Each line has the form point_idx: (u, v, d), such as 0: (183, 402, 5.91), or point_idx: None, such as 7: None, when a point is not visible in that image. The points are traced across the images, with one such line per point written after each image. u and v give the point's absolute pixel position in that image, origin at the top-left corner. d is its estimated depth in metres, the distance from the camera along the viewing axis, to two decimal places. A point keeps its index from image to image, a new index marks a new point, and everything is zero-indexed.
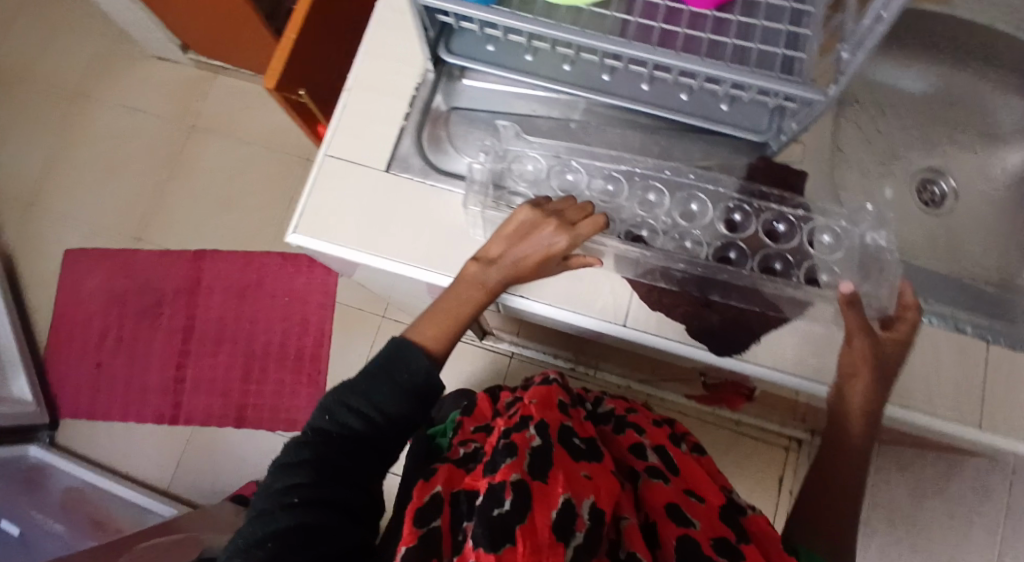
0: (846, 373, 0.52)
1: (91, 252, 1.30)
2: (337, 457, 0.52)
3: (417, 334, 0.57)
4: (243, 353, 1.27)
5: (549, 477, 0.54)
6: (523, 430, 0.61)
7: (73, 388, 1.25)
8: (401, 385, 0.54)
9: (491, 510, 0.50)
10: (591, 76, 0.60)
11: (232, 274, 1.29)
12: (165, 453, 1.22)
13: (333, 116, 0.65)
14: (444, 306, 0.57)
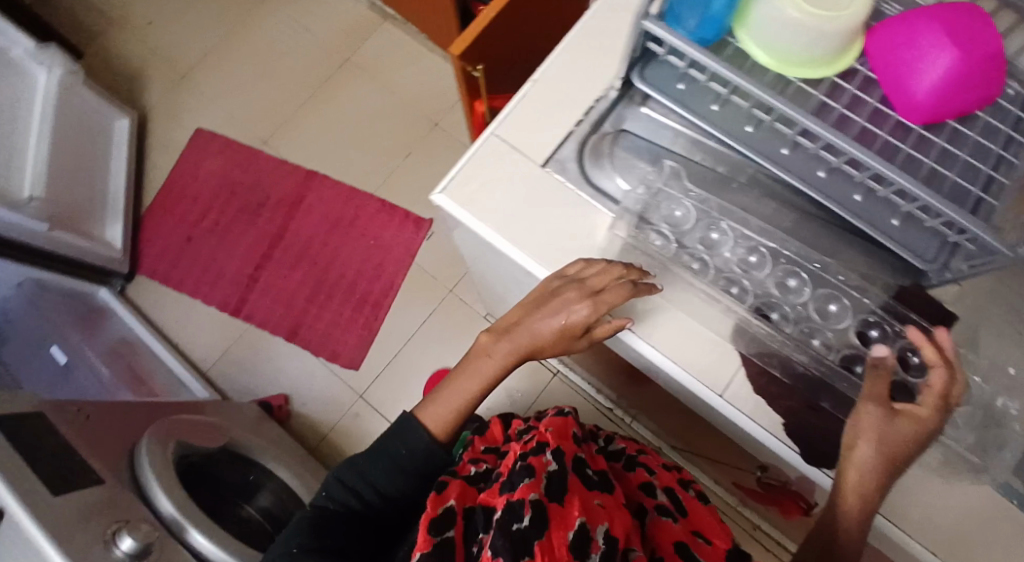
0: (867, 446, 0.51)
1: (219, 137, 1.37)
2: (340, 523, 0.60)
3: (424, 415, 0.65)
4: (316, 276, 1.31)
5: (566, 499, 0.58)
6: (540, 455, 0.63)
7: (157, 251, 1.30)
8: (397, 463, 0.63)
9: (512, 525, 0.53)
10: (773, 146, 0.59)
11: (334, 202, 1.34)
12: (217, 341, 1.27)
13: (512, 98, 0.65)
14: (451, 389, 0.65)
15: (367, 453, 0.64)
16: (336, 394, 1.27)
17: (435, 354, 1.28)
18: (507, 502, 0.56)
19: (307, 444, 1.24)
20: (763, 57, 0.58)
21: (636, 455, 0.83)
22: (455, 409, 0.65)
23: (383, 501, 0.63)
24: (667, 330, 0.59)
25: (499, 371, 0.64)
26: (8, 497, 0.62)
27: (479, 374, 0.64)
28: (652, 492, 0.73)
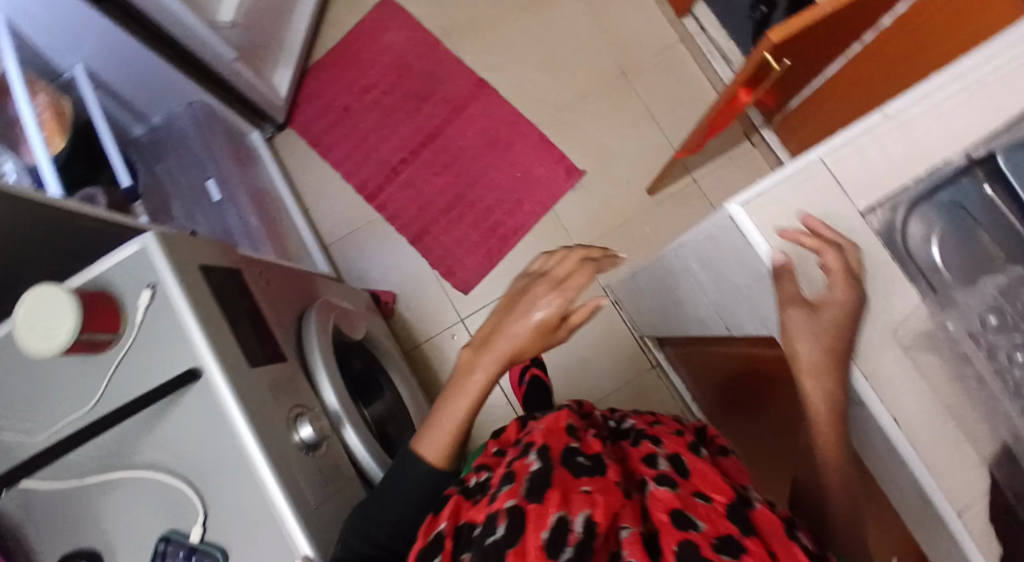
0: (812, 346, 0.55)
1: (405, 12, 1.28)
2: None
3: (422, 446, 0.64)
4: (457, 190, 1.27)
5: (544, 498, 0.53)
6: (525, 457, 0.61)
7: (312, 109, 1.25)
8: (401, 495, 0.63)
9: (486, 541, 0.51)
10: None
11: (498, 121, 1.28)
12: (345, 220, 1.25)
13: (852, 126, 0.60)
14: (438, 420, 0.63)
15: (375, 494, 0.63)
16: (440, 310, 1.27)
17: None
18: (487, 514, 0.54)
19: (401, 345, 1.27)
20: None
21: (648, 428, 0.72)
22: (454, 429, 0.63)
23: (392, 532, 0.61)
24: (926, 420, 0.55)
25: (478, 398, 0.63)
26: (220, 358, 0.61)
27: (469, 395, 0.63)
28: (653, 462, 0.62)
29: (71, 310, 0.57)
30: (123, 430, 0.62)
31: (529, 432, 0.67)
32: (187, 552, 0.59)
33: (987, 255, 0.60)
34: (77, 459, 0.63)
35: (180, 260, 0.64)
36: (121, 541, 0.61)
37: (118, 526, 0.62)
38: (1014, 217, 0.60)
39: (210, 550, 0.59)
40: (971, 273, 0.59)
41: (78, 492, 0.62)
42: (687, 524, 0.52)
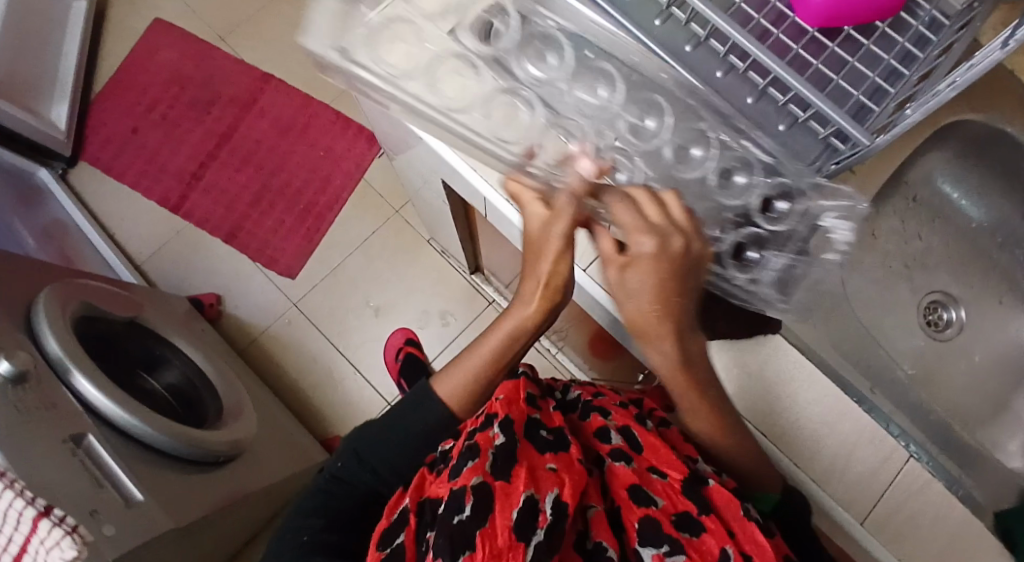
0: (636, 273, 0.51)
1: (177, 30, 1.39)
2: (349, 505, 0.61)
3: (446, 393, 0.63)
4: (261, 181, 1.33)
5: (511, 477, 0.51)
6: (487, 429, 0.55)
7: (102, 140, 1.34)
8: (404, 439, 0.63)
9: (450, 524, 0.47)
10: (670, 40, 0.52)
11: (286, 110, 1.35)
12: (155, 234, 1.30)
13: None
14: (460, 365, 0.63)
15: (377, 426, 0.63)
16: (270, 300, 1.29)
17: (372, 269, 1.30)
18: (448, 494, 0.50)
19: (236, 345, 1.27)
20: None
21: (592, 398, 0.64)
22: (467, 373, 0.62)
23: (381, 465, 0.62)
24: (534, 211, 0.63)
25: (499, 347, 0.62)
26: None
27: (502, 340, 0.61)
28: (606, 435, 0.58)
29: None
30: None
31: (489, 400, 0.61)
32: None
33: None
34: None
35: None
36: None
37: None
38: None
39: None
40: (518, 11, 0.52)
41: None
42: (649, 500, 0.52)
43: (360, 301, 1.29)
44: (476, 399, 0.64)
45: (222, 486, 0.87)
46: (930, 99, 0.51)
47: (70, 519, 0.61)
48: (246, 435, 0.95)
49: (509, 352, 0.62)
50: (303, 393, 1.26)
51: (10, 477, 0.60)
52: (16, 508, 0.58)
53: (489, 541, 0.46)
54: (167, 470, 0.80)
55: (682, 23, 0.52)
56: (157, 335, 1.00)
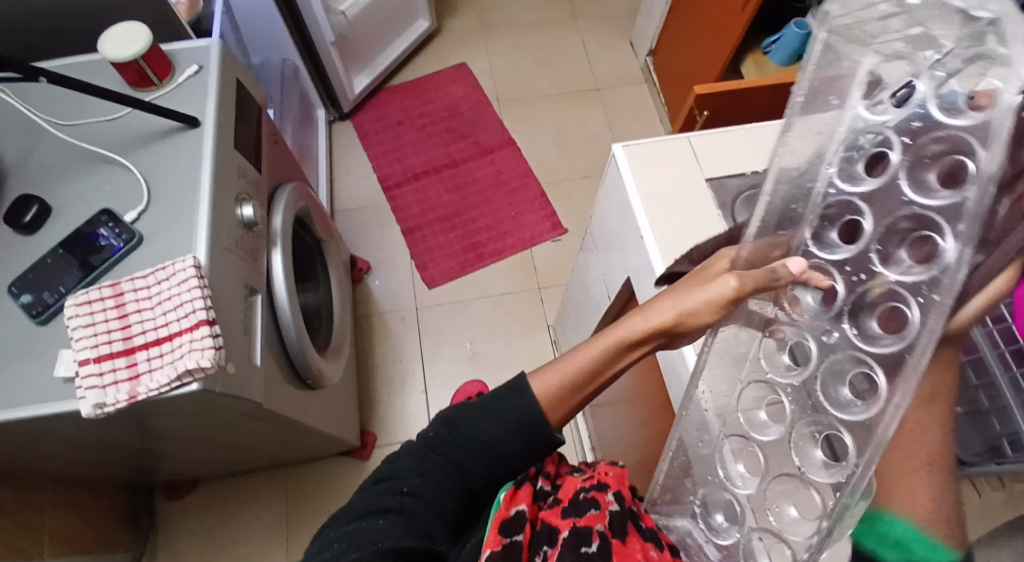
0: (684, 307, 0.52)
1: (473, 77, 1.68)
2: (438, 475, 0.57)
3: (542, 383, 0.59)
4: (458, 207, 1.50)
5: (628, 541, 0.51)
6: (603, 491, 0.56)
7: (374, 115, 1.61)
8: (508, 421, 0.58)
9: (577, 553, 0.49)
10: None
11: (511, 171, 1.55)
12: (359, 197, 1.51)
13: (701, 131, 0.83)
14: (567, 364, 0.59)
15: (481, 403, 0.60)
16: (402, 295, 1.42)
17: (490, 321, 1.40)
18: (570, 526, 0.52)
19: (355, 310, 1.41)
20: None
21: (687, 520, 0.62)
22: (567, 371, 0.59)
23: (479, 449, 0.58)
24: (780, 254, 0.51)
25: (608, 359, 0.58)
26: (215, 118, 0.82)
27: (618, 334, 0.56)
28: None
29: (143, 44, 0.81)
30: (120, 137, 0.82)
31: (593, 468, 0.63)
32: (112, 223, 0.75)
33: None
34: (72, 146, 0.82)
35: (223, 59, 0.88)
36: (66, 207, 0.78)
37: (70, 198, 0.78)
38: None
39: (129, 230, 0.74)
40: None
41: (61, 166, 0.81)
42: None
43: (467, 341, 1.39)
44: (566, 404, 0.60)
45: (296, 401, 0.95)
46: None
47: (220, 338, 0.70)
48: (330, 375, 1.05)
49: (605, 370, 0.58)
50: (374, 381, 1.35)
51: (204, 277, 0.71)
52: (195, 305, 0.69)
53: None
54: (278, 358, 0.89)
55: None
56: (323, 261, 1.16)
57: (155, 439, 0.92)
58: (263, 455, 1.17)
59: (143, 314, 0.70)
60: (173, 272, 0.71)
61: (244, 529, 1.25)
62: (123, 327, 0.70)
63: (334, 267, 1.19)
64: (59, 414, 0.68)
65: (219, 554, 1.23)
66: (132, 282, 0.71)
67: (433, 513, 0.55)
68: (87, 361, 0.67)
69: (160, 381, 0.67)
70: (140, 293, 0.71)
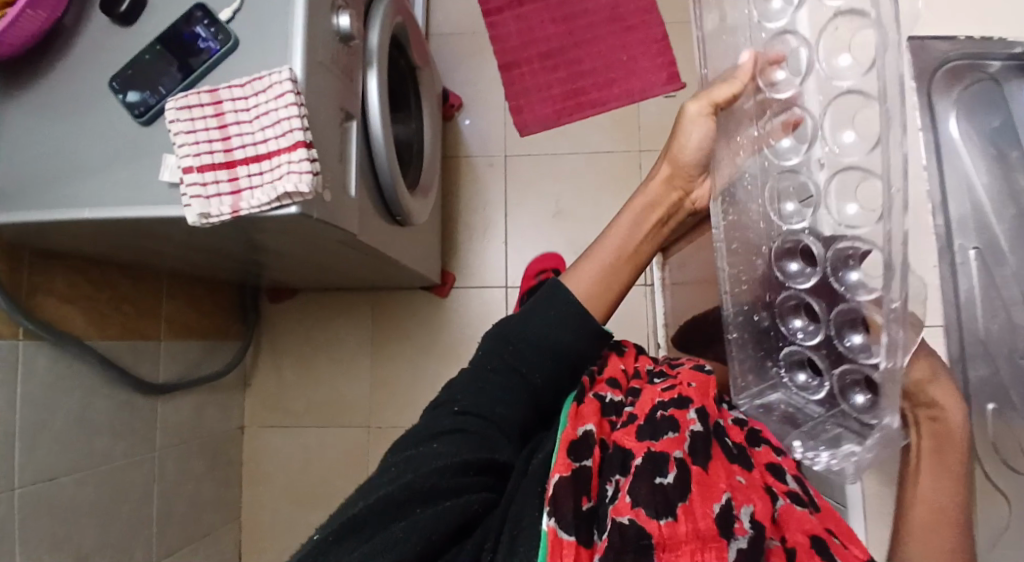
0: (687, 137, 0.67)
1: None
2: (505, 388, 0.65)
3: (575, 282, 0.71)
4: (563, 41, 1.35)
5: (710, 469, 0.57)
6: (684, 409, 0.63)
7: None
8: (551, 314, 0.68)
9: (654, 481, 0.55)
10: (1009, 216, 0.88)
11: (628, 5, 1.36)
12: (457, 20, 1.38)
13: None
14: (601, 246, 0.73)
15: (526, 311, 0.69)
16: (492, 137, 1.35)
17: (580, 176, 1.33)
18: (648, 452, 0.58)
19: (444, 148, 1.36)
20: None
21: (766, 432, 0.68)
22: (599, 267, 0.71)
23: (538, 354, 0.66)
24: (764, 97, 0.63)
25: (630, 237, 0.73)
26: None
27: (635, 206, 0.73)
28: (781, 474, 0.60)
29: None
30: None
31: (670, 380, 0.69)
32: (208, 22, 0.69)
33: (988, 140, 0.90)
34: None
35: None
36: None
37: None
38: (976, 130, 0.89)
39: (226, 31, 0.69)
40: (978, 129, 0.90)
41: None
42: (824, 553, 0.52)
43: (555, 193, 1.33)
44: (606, 290, 0.71)
45: (386, 233, 0.94)
46: None
47: (317, 162, 0.67)
48: (419, 213, 1.03)
49: (627, 244, 0.73)
50: (458, 221, 1.34)
51: (301, 94, 0.66)
52: (293, 124, 0.65)
53: (692, 518, 0.52)
54: (371, 191, 0.87)
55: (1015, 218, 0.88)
56: (417, 93, 1.09)
57: (255, 253, 0.95)
58: (352, 276, 1.18)
59: (242, 128, 0.67)
60: (269, 83, 0.66)
61: (333, 339, 1.30)
62: (223, 138, 0.67)
63: (428, 99, 1.12)
64: (164, 219, 0.68)
65: (310, 354, 1.30)
66: (229, 92, 0.67)
67: (495, 431, 0.63)
68: (191, 169, 0.65)
69: (262, 200, 0.65)
70: (239, 104, 0.67)
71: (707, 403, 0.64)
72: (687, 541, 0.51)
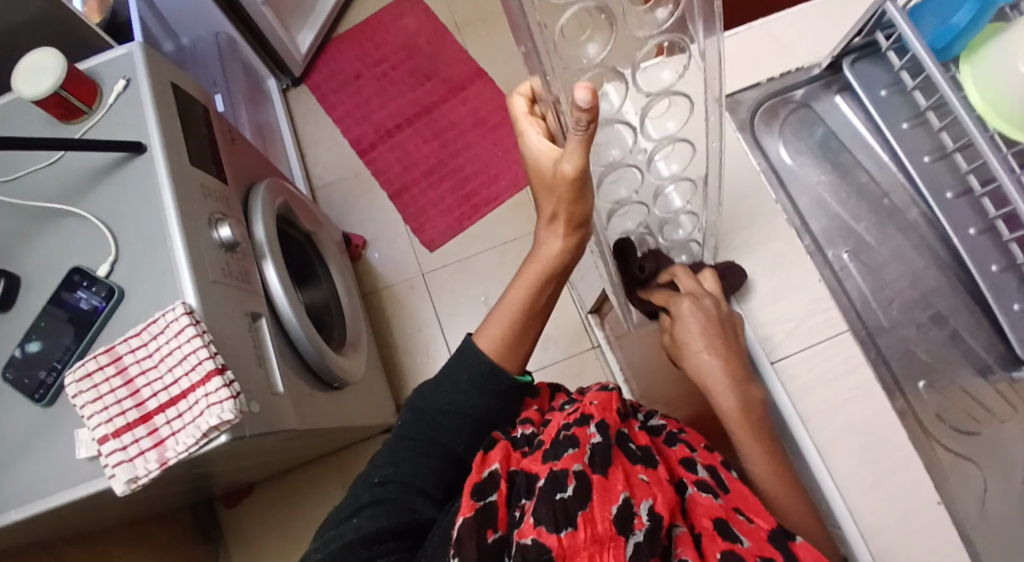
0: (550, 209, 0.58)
1: (424, 8, 1.53)
2: (419, 457, 0.61)
3: (484, 342, 0.66)
4: (440, 157, 1.42)
5: (610, 473, 0.53)
6: (585, 425, 0.58)
7: (328, 73, 1.50)
8: (461, 382, 0.64)
9: (553, 497, 0.50)
10: (942, 185, 0.63)
11: (488, 106, 1.45)
12: (336, 167, 1.43)
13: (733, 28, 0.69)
14: (495, 317, 0.67)
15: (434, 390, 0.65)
16: (404, 261, 1.36)
17: (498, 270, 1.34)
18: (548, 472, 0.53)
19: (362, 288, 1.36)
20: (976, 96, 0.57)
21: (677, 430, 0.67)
22: (508, 324, 0.66)
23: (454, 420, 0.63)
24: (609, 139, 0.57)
25: (529, 295, 0.67)
26: (159, 134, 0.73)
27: (529, 278, 0.66)
28: (692, 466, 0.59)
29: (58, 69, 0.72)
30: (68, 183, 0.74)
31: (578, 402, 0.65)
32: (87, 283, 0.69)
33: (830, 142, 0.68)
34: (18, 198, 0.75)
35: (152, 65, 0.78)
36: (39, 276, 0.72)
37: (35, 259, 0.72)
38: (855, 113, 0.68)
39: (106, 285, 0.68)
40: (827, 148, 0.68)
41: (17, 232, 0.74)
42: (735, 538, 0.51)
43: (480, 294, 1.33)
44: (516, 348, 0.67)
45: (327, 407, 0.91)
46: None
47: (235, 383, 0.65)
48: (354, 371, 1.01)
49: (535, 302, 0.67)
50: (395, 354, 1.32)
51: (201, 323, 0.65)
52: (200, 355, 0.64)
53: (591, 526, 0.48)
54: (300, 373, 0.85)
55: (956, 181, 0.63)
56: (319, 255, 1.10)
57: (203, 477, 0.91)
58: (308, 451, 1.14)
59: (149, 375, 0.66)
60: (166, 323, 0.65)
61: (309, 518, 1.25)
62: (132, 393, 0.65)
63: (329, 255, 1.12)
64: (95, 495, 0.65)
65: (290, 545, 1.24)
66: (126, 344, 0.66)
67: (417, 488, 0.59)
68: (108, 437, 0.63)
69: (187, 442, 0.63)
70: (139, 353, 0.66)
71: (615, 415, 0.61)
72: (588, 552, 0.47)
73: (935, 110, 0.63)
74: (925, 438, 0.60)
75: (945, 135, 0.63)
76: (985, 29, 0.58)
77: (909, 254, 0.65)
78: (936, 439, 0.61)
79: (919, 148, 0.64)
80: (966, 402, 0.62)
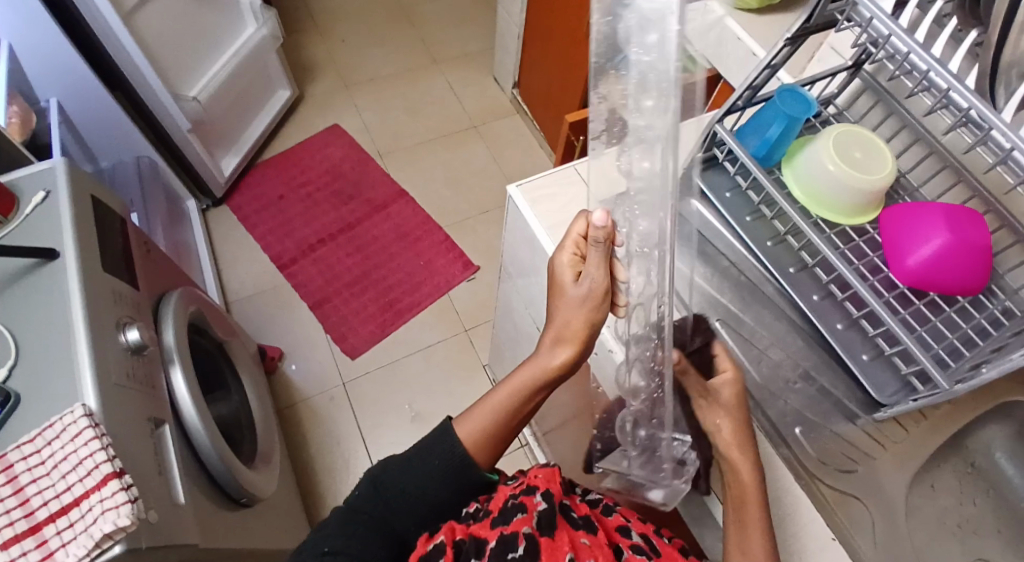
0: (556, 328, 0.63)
1: (348, 138, 1.66)
2: (362, 538, 0.58)
3: (465, 435, 0.64)
4: (363, 269, 1.47)
5: (555, 535, 0.56)
6: (530, 494, 0.60)
7: (251, 195, 1.55)
8: (428, 469, 0.62)
9: (505, 559, 0.53)
10: (783, 263, 0.73)
11: (408, 221, 1.53)
12: (256, 282, 1.44)
13: None
14: (487, 415, 0.64)
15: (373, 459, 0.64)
16: (324, 373, 1.35)
17: (423, 375, 1.35)
18: (498, 536, 0.55)
19: (278, 402, 1.31)
20: (799, 192, 0.72)
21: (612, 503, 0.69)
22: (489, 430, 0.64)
23: (398, 497, 0.61)
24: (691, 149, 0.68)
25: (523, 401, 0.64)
26: (75, 243, 0.74)
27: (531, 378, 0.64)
28: (627, 533, 0.63)
29: None
30: None
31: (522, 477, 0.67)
32: None
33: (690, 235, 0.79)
34: None
35: (73, 180, 0.81)
36: None
37: None
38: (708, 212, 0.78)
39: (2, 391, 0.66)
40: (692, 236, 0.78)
41: None
42: None
43: (404, 399, 1.33)
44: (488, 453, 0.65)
45: (233, 522, 0.86)
46: (1003, 360, 0.54)
47: (135, 487, 0.62)
48: (266, 485, 0.97)
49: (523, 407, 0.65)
50: (313, 469, 1.26)
51: (99, 425, 0.63)
52: (98, 459, 0.61)
53: None
54: (203, 484, 0.80)
55: (795, 258, 0.73)
56: (231, 365, 1.08)
57: None
58: None
59: (41, 483, 0.62)
60: (63, 427, 0.62)
61: None
62: (20, 504, 0.61)
63: (244, 367, 1.11)
64: None
65: None
66: (20, 451, 0.63)
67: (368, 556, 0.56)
68: None
69: (78, 554, 0.58)
70: (32, 460, 0.62)
71: (559, 486, 0.63)
72: None
73: (766, 203, 0.75)
74: (808, 479, 0.66)
75: (776, 223, 0.75)
76: (795, 144, 0.74)
77: (770, 320, 0.74)
78: (818, 479, 0.67)
79: (764, 237, 0.75)
80: (841, 445, 0.69)
